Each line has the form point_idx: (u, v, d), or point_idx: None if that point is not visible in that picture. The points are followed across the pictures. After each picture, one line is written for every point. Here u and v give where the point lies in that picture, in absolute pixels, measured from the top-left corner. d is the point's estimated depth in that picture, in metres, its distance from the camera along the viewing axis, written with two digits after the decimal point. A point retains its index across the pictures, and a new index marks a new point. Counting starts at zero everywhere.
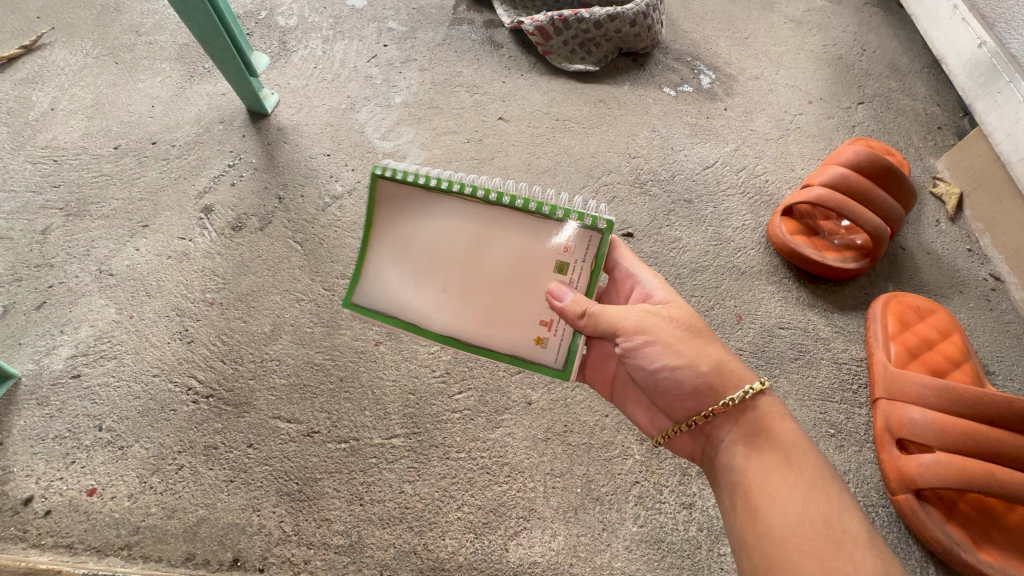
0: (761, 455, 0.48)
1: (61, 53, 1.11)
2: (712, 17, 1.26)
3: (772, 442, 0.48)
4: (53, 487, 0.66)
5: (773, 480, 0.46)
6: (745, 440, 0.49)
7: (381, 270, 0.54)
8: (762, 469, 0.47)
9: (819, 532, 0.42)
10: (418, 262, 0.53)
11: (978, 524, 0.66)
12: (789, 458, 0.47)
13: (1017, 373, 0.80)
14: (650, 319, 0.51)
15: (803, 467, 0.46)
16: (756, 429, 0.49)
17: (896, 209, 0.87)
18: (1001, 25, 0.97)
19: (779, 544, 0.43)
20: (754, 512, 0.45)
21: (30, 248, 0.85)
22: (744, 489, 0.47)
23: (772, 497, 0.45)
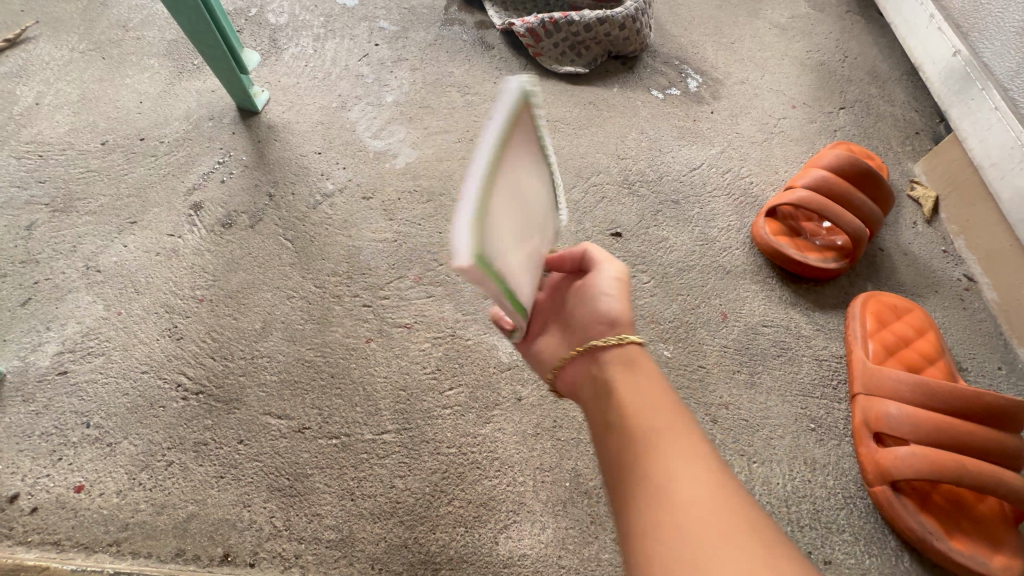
0: (629, 381, 0.49)
1: (46, 47, 1.10)
2: (699, 22, 1.29)
3: (640, 371, 0.49)
4: (39, 484, 0.65)
5: (634, 400, 0.47)
6: (619, 368, 0.50)
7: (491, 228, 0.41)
8: (627, 391, 0.48)
9: (669, 442, 0.42)
10: (508, 221, 0.44)
11: (950, 513, 0.68)
12: (650, 384, 0.48)
13: (988, 369, 0.84)
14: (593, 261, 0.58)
15: (662, 392, 0.48)
16: (629, 359, 0.50)
17: (875, 210, 0.89)
18: (974, 35, 1.01)
19: (632, 458, 0.43)
20: (614, 432, 0.46)
21: (14, 244, 0.84)
22: (611, 412, 0.47)
23: (632, 415, 0.46)
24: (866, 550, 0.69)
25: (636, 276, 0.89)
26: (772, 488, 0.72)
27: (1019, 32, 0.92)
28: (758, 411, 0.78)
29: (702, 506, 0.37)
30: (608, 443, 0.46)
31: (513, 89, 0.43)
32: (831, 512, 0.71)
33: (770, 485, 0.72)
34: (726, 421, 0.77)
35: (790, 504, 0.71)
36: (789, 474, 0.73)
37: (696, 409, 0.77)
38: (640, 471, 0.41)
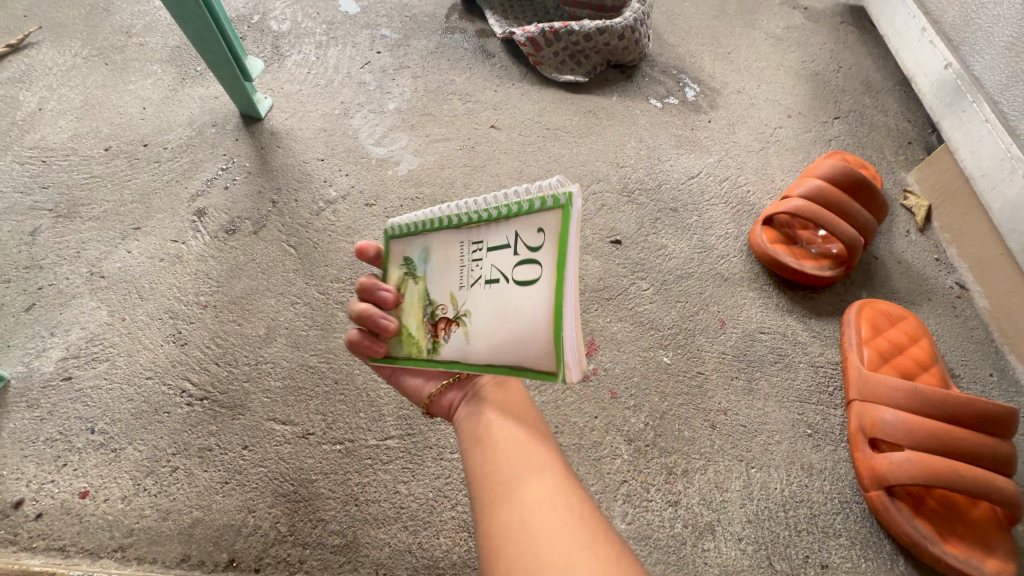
0: (499, 398, 0.56)
1: (49, 53, 1.11)
2: (697, 32, 1.31)
3: (508, 392, 0.57)
4: (44, 489, 0.66)
5: (502, 413, 0.53)
6: (490, 387, 0.56)
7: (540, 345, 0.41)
8: (496, 407, 0.54)
9: (524, 447, 0.49)
10: (506, 303, 0.43)
11: (944, 518, 0.70)
12: (516, 403, 0.56)
13: (979, 376, 0.86)
14: None
15: (526, 409, 0.55)
16: (501, 380, 0.58)
17: (869, 220, 0.91)
18: (965, 48, 1.03)
19: (490, 461, 0.49)
20: (480, 440, 0.51)
21: (18, 250, 0.84)
22: (478, 424, 0.53)
23: (497, 426, 0.52)
24: (862, 554, 0.70)
25: (636, 283, 0.90)
26: (770, 493, 0.73)
27: (1008, 46, 0.94)
28: (756, 417, 0.79)
29: (542, 498, 0.44)
30: (470, 450, 0.51)
31: (555, 181, 0.41)
32: (828, 517, 0.72)
33: (768, 490, 0.74)
34: (725, 427, 0.78)
35: (787, 509, 0.73)
36: (786, 479, 0.75)
37: (696, 414, 0.78)
38: (497, 474, 0.47)
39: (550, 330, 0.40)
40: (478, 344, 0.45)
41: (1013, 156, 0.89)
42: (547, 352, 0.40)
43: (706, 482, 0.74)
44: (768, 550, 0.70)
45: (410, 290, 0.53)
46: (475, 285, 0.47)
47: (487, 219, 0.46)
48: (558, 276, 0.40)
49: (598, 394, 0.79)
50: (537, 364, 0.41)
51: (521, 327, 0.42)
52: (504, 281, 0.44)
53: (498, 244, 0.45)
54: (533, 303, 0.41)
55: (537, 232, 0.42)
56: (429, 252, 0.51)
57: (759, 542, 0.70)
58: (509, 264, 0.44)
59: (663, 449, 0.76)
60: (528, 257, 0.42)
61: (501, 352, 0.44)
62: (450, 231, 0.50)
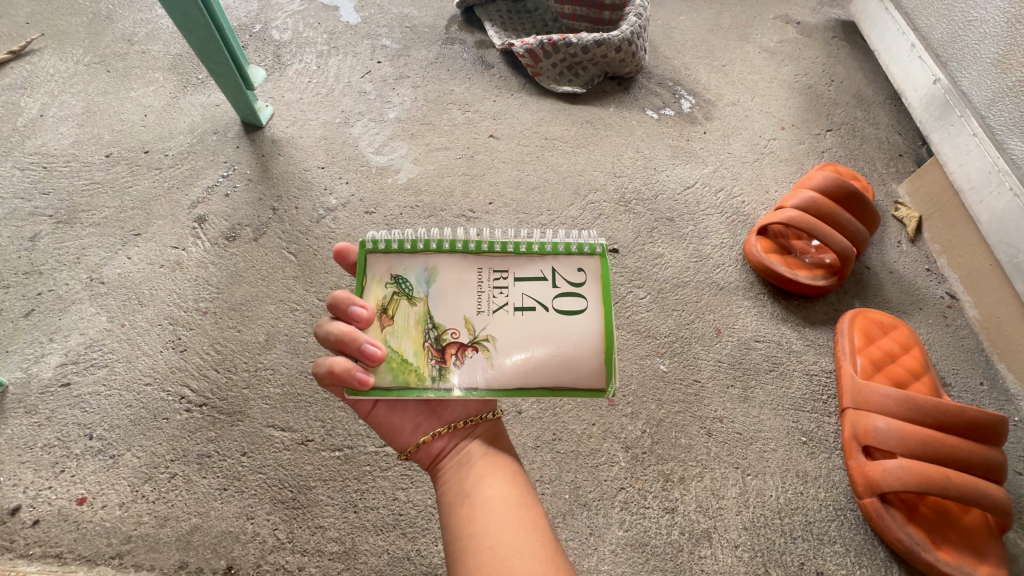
0: (490, 452, 0.53)
1: (51, 60, 1.11)
2: (693, 45, 1.33)
3: (499, 446, 0.54)
4: (41, 496, 0.66)
5: (492, 469, 0.51)
6: (481, 439, 0.54)
7: (586, 368, 0.48)
8: (487, 463, 0.52)
9: (513, 512, 0.48)
10: (547, 331, 0.49)
11: (936, 525, 0.71)
12: (506, 456, 0.54)
13: (970, 385, 0.87)
14: None
15: (515, 465, 0.53)
16: (493, 433, 0.55)
17: (862, 230, 0.93)
18: (953, 64, 1.06)
19: (469, 520, 0.47)
20: (466, 496, 0.49)
21: (18, 256, 0.84)
22: (465, 479, 0.51)
23: (488, 484, 0.50)
24: (856, 561, 0.71)
25: (633, 291, 0.91)
26: (766, 500, 0.74)
27: (994, 63, 0.97)
28: (751, 424, 0.80)
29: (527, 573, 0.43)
30: (453, 504, 0.49)
31: (591, 238, 0.51)
32: (823, 523, 0.73)
33: (764, 497, 0.74)
34: (721, 434, 0.79)
35: (783, 516, 0.73)
36: (782, 486, 0.75)
37: (692, 422, 0.79)
38: (483, 536, 0.46)
39: (599, 357, 0.48)
40: (508, 368, 0.48)
41: (1000, 169, 0.91)
42: (596, 373, 0.48)
43: (703, 489, 0.74)
44: (764, 557, 0.70)
45: (403, 311, 0.49)
46: (500, 311, 0.49)
47: (517, 253, 0.50)
48: (604, 311, 0.49)
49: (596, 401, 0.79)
50: (580, 383, 0.48)
51: (566, 352, 0.48)
52: (542, 310, 0.49)
53: (530, 275, 0.50)
54: (580, 331, 0.48)
55: (578, 271, 0.50)
56: (434, 273, 0.50)
57: (755, 549, 0.71)
58: (546, 296, 0.49)
59: (660, 457, 0.76)
60: (568, 292, 0.49)
61: (538, 374, 0.48)
62: (464, 256, 0.50)
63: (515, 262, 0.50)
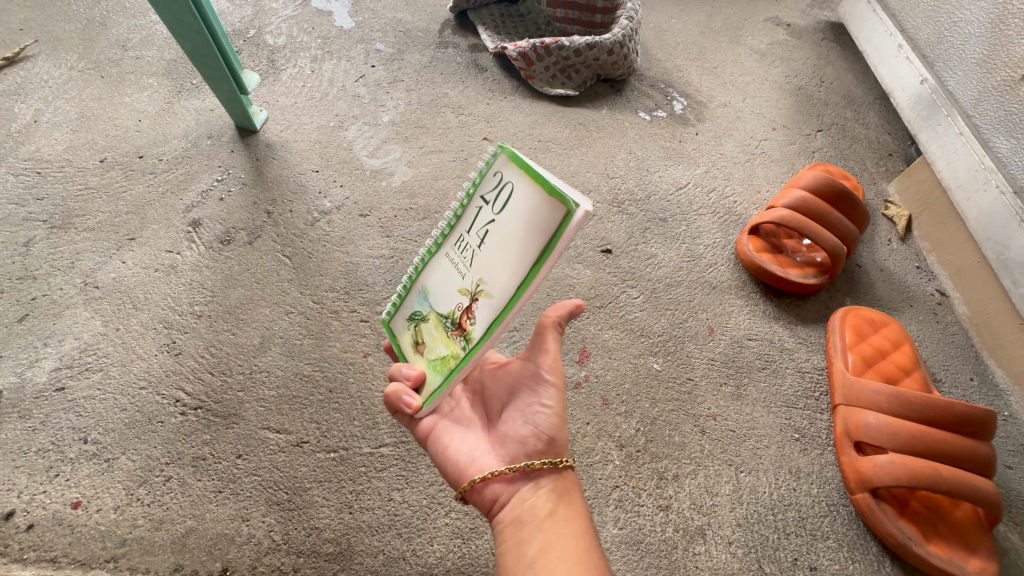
0: (558, 511, 0.49)
1: (45, 66, 1.12)
2: (684, 48, 1.35)
3: (568, 504, 0.50)
4: (35, 501, 0.66)
5: (560, 534, 0.48)
6: (550, 493, 0.50)
7: (541, 227, 0.38)
8: (554, 525, 0.48)
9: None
10: (505, 237, 0.42)
11: (928, 519, 0.71)
12: (574, 516, 0.49)
13: (960, 381, 0.88)
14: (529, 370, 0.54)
15: (584, 526, 0.49)
16: (562, 488, 0.51)
17: (852, 229, 0.94)
18: (939, 64, 1.07)
19: None
20: (530, 564, 0.46)
21: (12, 261, 0.85)
22: (530, 543, 0.47)
23: (554, 552, 0.46)
24: (850, 556, 0.71)
25: (626, 291, 0.92)
26: (759, 497, 0.75)
27: (979, 62, 0.98)
28: (744, 422, 0.80)
29: None
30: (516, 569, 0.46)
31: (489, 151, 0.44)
32: (816, 520, 0.74)
33: (758, 494, 0.75)
34: (714, 432, 0.79)
35: (776, 512, 0.74)
36: (775, 483, 0.76)
37: (685, 420, 0.80)
38: None
39: (550, 207, 0.37)
40: (506, 288, 0.41)
41: (987, 167, 0.93)
42: (556, 209, 0.37)
43: (696, 486, 0.75)
44: (758, 553, 0.71)
45: (425, 330, 0.51)
46: (474, 257, 0.45)
47: (457, 220, 0.47)
48: (527, 169, 0.40)
49: (591, 400, 0.80)
50: (554, 229, 0.37)
51: (521, 231, 0.40)
52: (493, 225, 0.43)
53: (473, 220, 0.45)
54: (523, 211, 0.40)
55: (494, 174, 0.43)
56: (426, 289, 0.51)
57: (749, 545, 0.71)
58: (488, 217, 0.43)
59: (653, 454, 0.77)
60: (497, 196, 0.43)
61: (525, 266, 0.40)
62: (433, 260, 0.51)
63: (460, 228, 0.47)
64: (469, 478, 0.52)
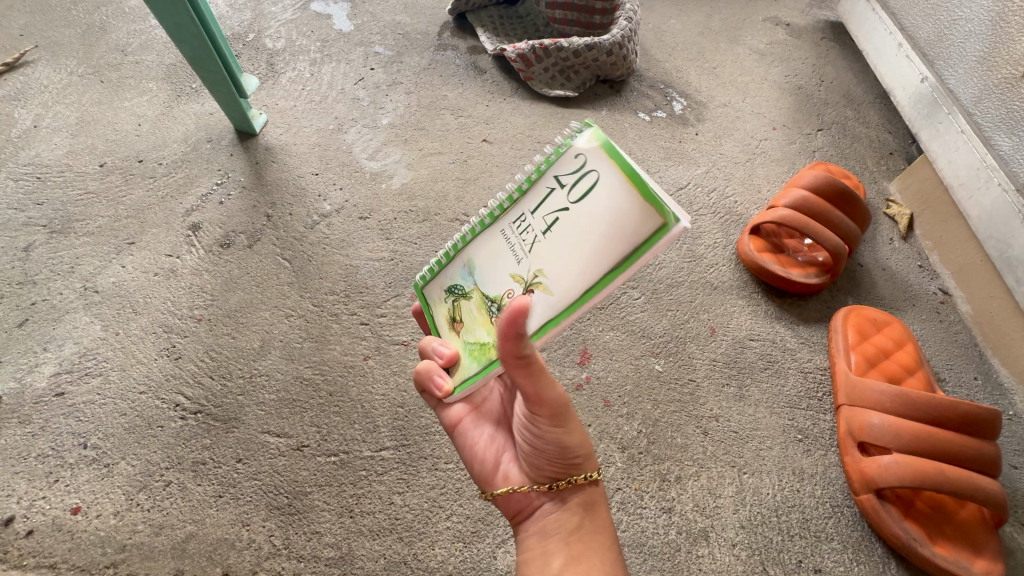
0: (583, 527, 0.49)
1: (45, 71, 1.12)
2: (683, 48, 1.35)
3: (594, 518, 0.50)
4: (35, 506, 0.65)
5: (586, 549, 0.47)
6: (576, 508, 0.50)
7: (626, 231, 0.35)
8: (580, 540, 0.48)
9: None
10: (578, 230, 0.38)
11: (933, 520, 0.71)
12: (599, 531, 0.49)
13: (964, 380, 0.87)
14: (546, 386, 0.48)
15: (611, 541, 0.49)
16: (590, 502, 0.50)
17: (854, 228, 0.93)
18: (939, 63, 1.07)
19: None
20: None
21: (12, 266, 0.85)
22: (556, 557, 0.47)
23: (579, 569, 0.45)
24: (854, 558, 0.71)
25: (627, 292, 0.91)
26: (763, 498, 0.74)
27: (979, 60, 0.98)
28: (747, 423, 0.80)
29: None
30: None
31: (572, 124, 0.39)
32: (820, 521, 0.73)
33: (761, 495, 0.74)
34: (717, 433, 0.79)
35: (780, 514, 0.73)
36: (778, 484, 0.75)
37: (688, 422, 0.79)
38: None
39: (645, 213, 0.34)
40: (570, 290, 0.39)
41: (988, 165, 0.92)
42: (652, 219, 0.34)
43: (699, 488, 0.74)
44: (762, 556, 0.70)
45: (466, 309, 0.49)
46: (535, 245, 0.41)
47: (517, 194, 0.43)
48: (621, 159, 0.36)
49: (592, 402, 0.80)
50: (641, 241, 0.35)
51: (603, 231, 0.36)
52: (565, 214, 0.39)
53: (539, 200, 0.41)
54: (607, 208, 0.36)
55: (574, 155, 0.38)
56: (472, 262, 0.47)
57: (753, 547, 0.71)
58: (559, 203, 0.39)
59: (656, 456, 0.76)
60: (577, 181, 0.38)
61: (599, 269, 0.37)
62: (485, 232, 0.46)
63: (522, 205, 0.43)
64: (492, 487, 0.52)
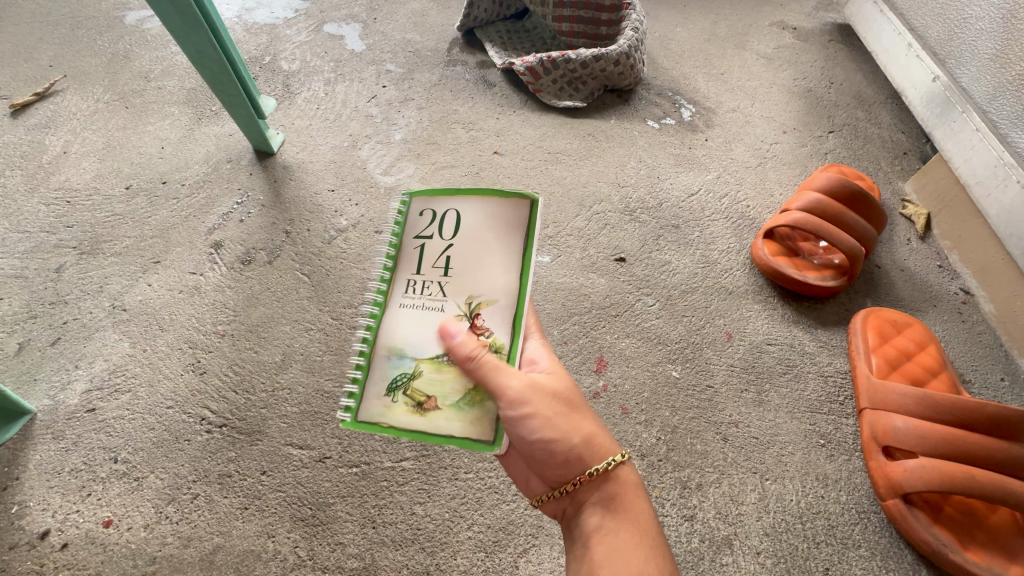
0: (604, 525, 0.48)
1: (73, 99, 1.16)
2: (690, 55, 1.35)
3: (619, 512, 0.49)
4: (69, 520, 0.67)
5: (619, 550, 0.46)
6: (596, 508, 0.49)
7: (507, 221, 0.53)
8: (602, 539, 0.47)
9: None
10: (472, 243, 0.53)
11: (963, 526, 0.69)
12: (630, 524, 0.48)
13: (991, 381, 0.86)
14: (532, 393, 0.48)
15: (645, 538, 0.47)
16: (610, 497, 0.49)
17: (869, 230, 0.93)
18: (951, 61, 1.06)
19: None
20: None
21: (45, 287, 0.88)
22: (583, 563, 0.47)
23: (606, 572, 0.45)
24: (883, 565, 0.69)
25: (642, 299, 0.92)
26: (786, 505, 0.73)
27: (992, 58, 0.97)
28: (768, 428, 0.79)
29: None
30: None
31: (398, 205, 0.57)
32: (846, 528, 0.72)
33: (784, 502, 0.73)
34: (737, 439, 0.78)
35: (804, 521, 0.72)
36: (802, 490, 0.74)
37: (707, 428, 0.79)
38: None
39: (508, 205, 0.54)
40: (505, 282, 0.52)
41: (1006, 163, 0.91)
42: (521, 203, 0.54)
43: (721, 496, 0.74)
44: (787, 563, 0.69)
45: (423, 385, 0.51)
46: (446, 281, 0.53)
47: (396, 264, 0.55)
48: (460, 196, 0.56)
49: (610, 409, 0.80)
50: (528, 216, 0.53)
51: (491, 238, 0.53)
52: (453, 243, 0.54)
53: (421, 253, 0.54)
54: (477, 220, 0.54)
55: (422, 213, 0.56)
56: (396, 346, 0.52)
57: (778, 555, 0.70)
58: (440, 246, 0.54)
59: (675, 463, 0.76)
60: (439, 227, 0.55)
61: (517, 251, 0.52)
62: (386, 316, 0.53)
63: (406, 272, 0.54)
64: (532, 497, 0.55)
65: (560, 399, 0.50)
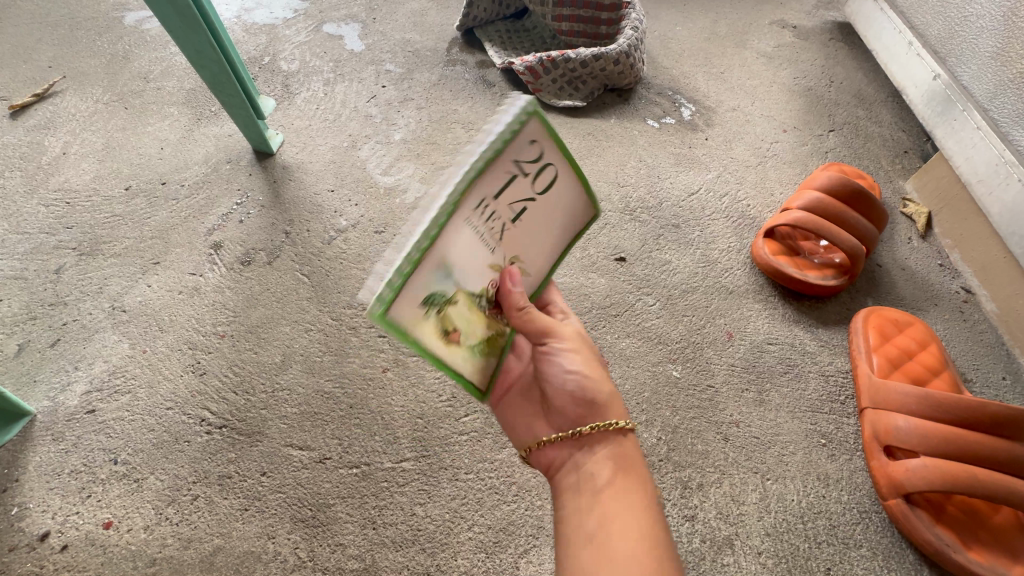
0: (616, 481, 0.48)
1: (72, 100, 1.16)
2: (690, 54, 1.35)
3: (621, 474, 0.49)
4: (69, 521, 0.67)
5: (619, 506, 0.46)
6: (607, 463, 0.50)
7: (569, 219, 0.55)
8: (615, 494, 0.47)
9: (647, 563, 0.42)
10: (545, 218, 0.51)
11: (966, 526, 0.69)
12: (630, 486, 0.48)
13: (992, 380, 0.85)
14: (577, 335, 0.55)
15: (643, 498, 0.47)
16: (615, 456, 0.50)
17: (870, 229, 0.92)
18: (952, 59, 1.06)
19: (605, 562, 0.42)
20: (591, 537, 0.45)
21: (44, 288, 0.88)
22: (595, 513, 0.46)
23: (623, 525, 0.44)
24: (885, 565, 0.69)
25: (642, 299, 0.91)
26: (788, 505, 0.73)
27: (993, 56, 0.97)
28: (769, 428, 0.79)
29: None
30: (576, 544, 0.45)
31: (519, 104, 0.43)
32: (847, 527, 0.72)
33: (785, 502, 0.73)
34: (738, 439, 0.78)
35: (806, 520, 0.72)
36: (803, 490, 0.74)
37: (707, 428, 0.79)
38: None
39: (579, 204, 0.54)
40: (539, 264, 0.55)
41: (1007, 161, 0.91)
42: (586, 211, 0.55)
43: (722, 495, 0.74)
44: (789, 563, 0.69)
45: (455, 315, 0.48)
46: (509, 232, 0.49)
47: (484, 177, 0.42)
48: (566, 161, 0.49)
49: None
50: (580, 225, 0.56)
51: (556, 221, 0.53)
52: (532, 201, 0.49)
53: (511, 185, 0.45)
54: (561, 195, 0.51)
55: (528, 138, 0.44)
56: (446, 262, 0.44)
57: (779, 555, 0.69)
58: (528, 192, 0.47)
59: (676, 463, 0.76)
60: (539, 172, 0.47)
61: (558, 247, 0.56)
62: (450, 229, 0.43)
63: (489, 193, 0.44)
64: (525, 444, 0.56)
65: (593, 352, 0.56)
